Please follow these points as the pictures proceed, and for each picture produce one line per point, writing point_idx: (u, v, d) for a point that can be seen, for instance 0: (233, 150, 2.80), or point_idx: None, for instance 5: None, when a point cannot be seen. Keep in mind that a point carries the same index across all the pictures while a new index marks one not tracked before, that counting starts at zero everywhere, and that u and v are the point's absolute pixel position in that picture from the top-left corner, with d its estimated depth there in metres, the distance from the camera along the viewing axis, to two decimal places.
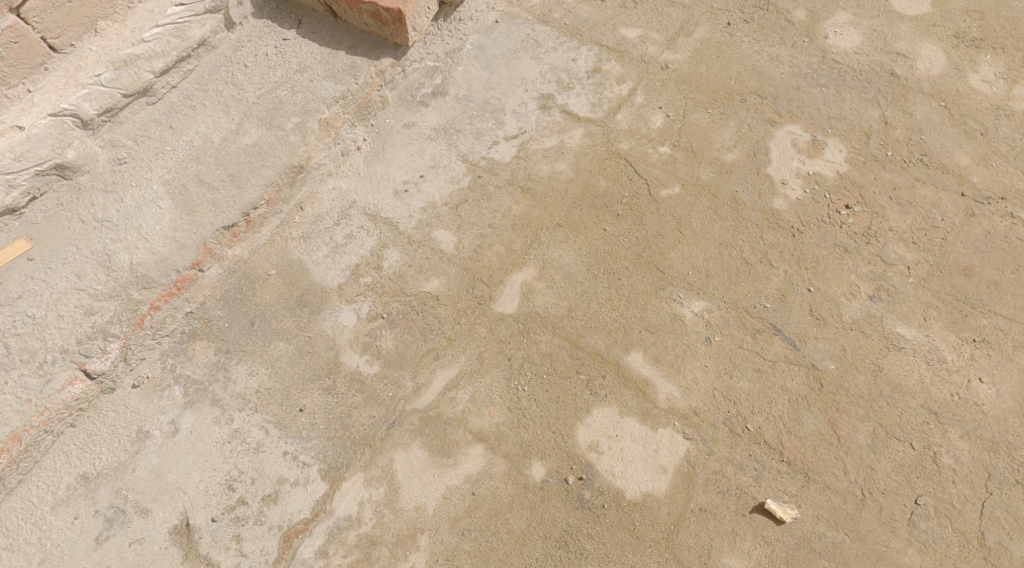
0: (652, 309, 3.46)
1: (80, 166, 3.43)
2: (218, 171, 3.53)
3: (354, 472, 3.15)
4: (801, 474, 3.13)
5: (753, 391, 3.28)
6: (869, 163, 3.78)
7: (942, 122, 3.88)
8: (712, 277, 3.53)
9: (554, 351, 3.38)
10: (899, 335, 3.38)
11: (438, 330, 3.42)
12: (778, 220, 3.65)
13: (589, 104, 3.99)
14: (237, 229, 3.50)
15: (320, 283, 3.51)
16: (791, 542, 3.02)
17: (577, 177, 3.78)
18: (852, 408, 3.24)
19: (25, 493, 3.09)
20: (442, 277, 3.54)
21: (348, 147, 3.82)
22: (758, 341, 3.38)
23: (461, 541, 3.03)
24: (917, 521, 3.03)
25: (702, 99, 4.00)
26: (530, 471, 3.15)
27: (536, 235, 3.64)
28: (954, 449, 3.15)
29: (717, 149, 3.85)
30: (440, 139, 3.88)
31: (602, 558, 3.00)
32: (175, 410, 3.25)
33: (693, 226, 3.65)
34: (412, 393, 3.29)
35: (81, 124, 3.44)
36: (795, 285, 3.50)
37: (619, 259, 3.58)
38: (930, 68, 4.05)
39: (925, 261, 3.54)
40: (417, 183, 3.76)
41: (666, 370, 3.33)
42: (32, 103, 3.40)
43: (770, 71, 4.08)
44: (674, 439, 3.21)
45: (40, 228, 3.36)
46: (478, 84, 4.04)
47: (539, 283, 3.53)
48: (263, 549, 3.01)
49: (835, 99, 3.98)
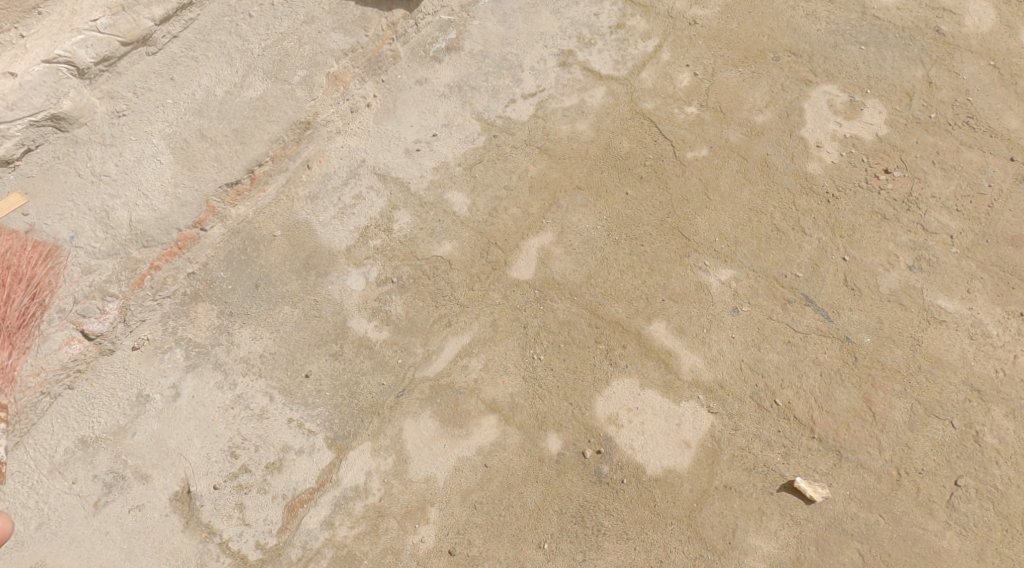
0: (677, 277, 3.28)
1: (77, 118, 3.07)
2: (221, 125, 3.30)
3: (362, 442, 3.03)
4: (833, 452, 3.01)
5: (782, 364, 3.13)
6: (911, 126, 3.55)
7: (990, 82, 3.64)
8: (741, 245, 3.33)
9: (573, 319, 3.22)
10: (940, 308, 3.20)
11: (450, 296, 3.26)
12: (811, 184, 3.44)
13: (612, 62, 3.73)
14: (240, 187, 3.34)
15: (327, 245, 3.33)
16: (820, 522, 2.92)
17: (598, 138, 3.56)
18: (888, 384, 3.09)
19: (20, 456, 2.98)
20: (455, 241, 3.35)
21: (357, 103, 3.57)
22: (788, 312, 3.21)
23: (473, 514, 2.94)
24: (957, 503, 2.93)
25: (733, 58, 3.74)
26: (545, 444, 3.04)
27: (554, 198, 3.44)
28: (998, 429, 3.02)
29: (747, 110, 3.61)
30: (454, 96, 3.62)
31: (620, 536, 2.92)
32: (177, 373, 3.13)
33: (721, 190, 3.44)
34: (422, 360, 3.16)
35: (76, 73, 3.02)
36: (829, 254, 3.30)
37: (641, 225, 3.38)
38: (979, 26, 3.78)
39: (969, 231, 3.33)
40: (430, 142, 3.53)
41: (690, 341, 3.17)
42: (25, 49, 2.96)
43: (805, 28, 3.81)
44: (698, 413, 3.07)
45: (36, 182, 3.06)
46: (495, 39, 3.75)
47: (556, 248, 3.35)
48: (266, 519, 2.93)
49: (874, 58, 3.72)
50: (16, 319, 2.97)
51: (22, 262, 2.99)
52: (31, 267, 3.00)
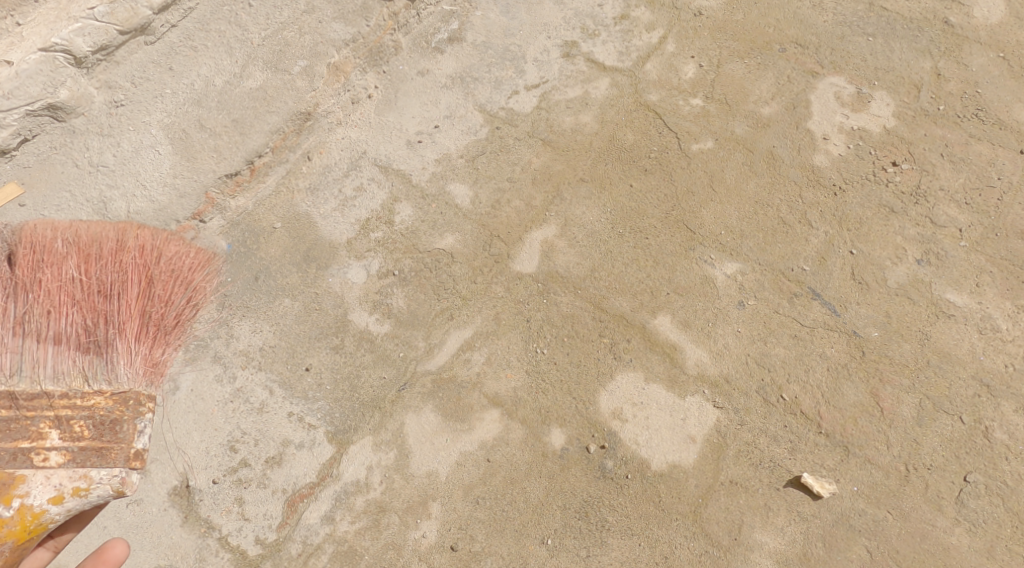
0: (681, 270, 3.24)
1: (74, 108, 2.96)
2: (221, 116, 3.20)
3: (363, 436, 3.01)
4: (840, 447, 2.98)
5: (789, 359, 3.09)
6: (919, 118, 3.50)
7: (1000, 75, 3.59)
8: (746, 238, 3.29)
9: (576, 313, 3.18)
10: (949, 302, 3.17)
11: (452, 289, 3.22)
12: (818, 177, 3.39)
13: (616, 53, 3.66)
14: (240, 178, 3.29)
15: (328, 238, 3.30)
16: (827, 518, 2.91)
17: (602, 130, 3.51)
18: (896, 378, 3.06)
19: None
20: (457, 234, 3.31)
21: (358, 94, 3.50)
22: (795, 306, 3.17)
23: (476, 509, 2.93)
24: (966, 499, 2.93)
25: (739, 49, 3.67)
26: (549, 438, 3.01)
27: (558, 190, 3.39)
28: (1008, 424, 3.01)
29: (753, 102, 3.55)
30: (456, 88, 3.56)
31: (626, 531, 2.91)
32: (174, 366, 3.05)
33: (727, 183, 3.39)
34: (424, 354, 3.12)
35: (74, 61, 2.90)
36: (836, 248, 3.26)
37: (646, 218, 3.34)
38: (989, 16, 3.72)
39: (978, 224, 3.29)
40: (432, 134, 3.48)
41: (695, 335, 3.13)
42: (22, 37, 2.85)
43: (812, 19, 3.72)
44: (703, 408, 3.04)
45: (33, 172, 2.97)
46: (498, 30, 3.67)
47: (560, 241, 3.30)
48: (266, 513, 2.92)
49: (882, 49, 3.65)
50: (174, 319, 2.99)
51: (185, 265, 3.04)
52: (191, 272, 3.06)
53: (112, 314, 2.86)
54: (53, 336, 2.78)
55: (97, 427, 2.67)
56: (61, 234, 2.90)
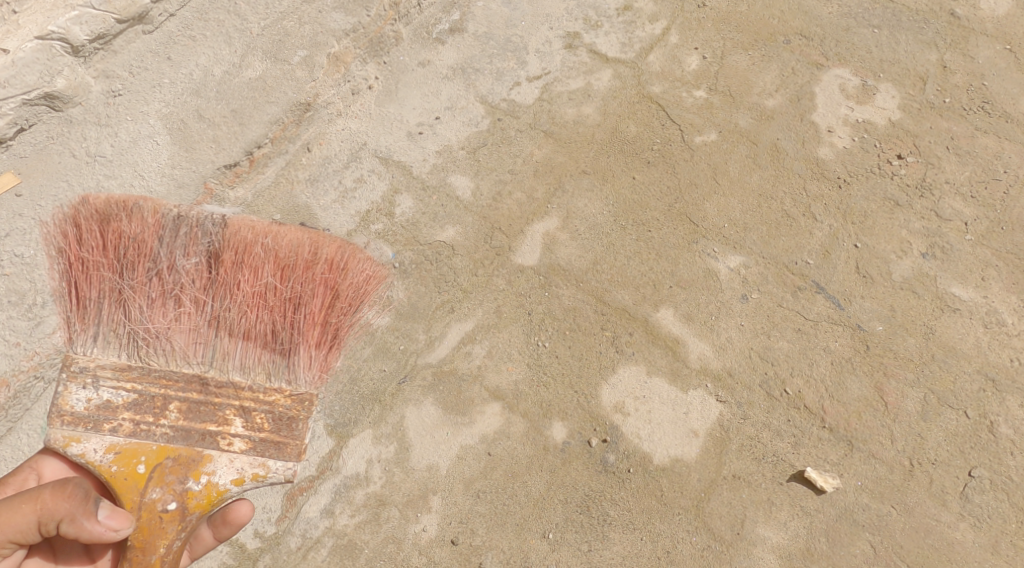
0: (685, 264, 3.21)
1: (71, 97, 2.95)
2: (219, 106, 3.18)
3: (363, 429, 2.98)
4: (844, 442, 2.96)
5: (793, 352, 3.06)
6: (924, 110, 3.47)
7: (1006, 67, 3.56)
8: (750, 231, 3.26)
9: (578, 306, 3.15)
10: (954, 296, 3.14)
11: (453, 281, 3.19)
12: (823, 170, 3.36)
13: (619, 44, 3.63)
14: (239, 168, 3.26)
15: (328, 229, 3.27)
16: (831, 513, 2.89)
17: (604, 122, 3.48)
18: (900, 372, 3.03)
19: (15, 441, 2.95)
20: (459, 226, 3.28)
21: (359, 85, 3.47)
22: (799, 300, 3.14)
23: (476, 503, 2.91)
24: (971, 495, 2.90)
25: (742, 40, 3.64)
26: (550, 432, 2.98)
27: (560, 182, 3.36)
28: (1012, 419, 2.98)
29: (757, 94, 3.52)
30: (457, 79, 3.54)
31: (627, 525, 2.88)
32: None
33: (730, 176, 3.36)
34: (425, 347, 3.09)
35: (70, 50, 2.90)
36: (840, 241, 3.23)
37: (649, 211, 3.31)
38: (995, 8, 3.69)
39: (984, 218, 3.26)
40: (433, 125, 3.45)
41: (698, 329, 3.10)
42: (17, 25, 2.83)
43: (817, 10, 3.69)
44: (706, 402, 3.01)
45: (30, 162, 2.95)
46: (500, 20, 3.65)
47: (562, 233, 3.28)
48: (265, 507, 2.90)
49: (888, 41, 3.62)
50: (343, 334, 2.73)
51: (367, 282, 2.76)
52: (367, 287, 2.77)
53: (297, 320, 2.64)
54: (242, 332, 2.61)
55: (276, 421, 2.52)
56: (260, 236, 2.68)
